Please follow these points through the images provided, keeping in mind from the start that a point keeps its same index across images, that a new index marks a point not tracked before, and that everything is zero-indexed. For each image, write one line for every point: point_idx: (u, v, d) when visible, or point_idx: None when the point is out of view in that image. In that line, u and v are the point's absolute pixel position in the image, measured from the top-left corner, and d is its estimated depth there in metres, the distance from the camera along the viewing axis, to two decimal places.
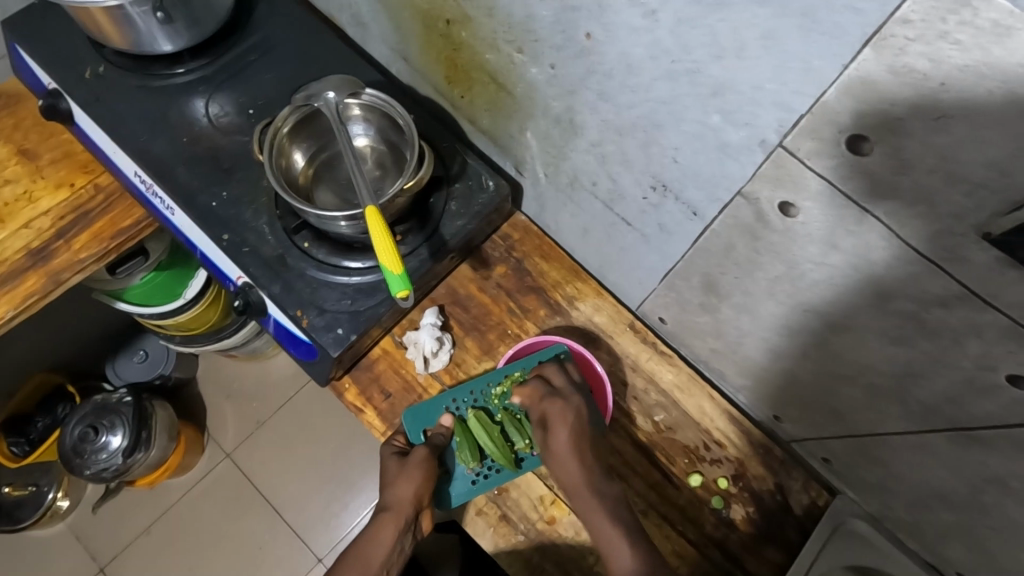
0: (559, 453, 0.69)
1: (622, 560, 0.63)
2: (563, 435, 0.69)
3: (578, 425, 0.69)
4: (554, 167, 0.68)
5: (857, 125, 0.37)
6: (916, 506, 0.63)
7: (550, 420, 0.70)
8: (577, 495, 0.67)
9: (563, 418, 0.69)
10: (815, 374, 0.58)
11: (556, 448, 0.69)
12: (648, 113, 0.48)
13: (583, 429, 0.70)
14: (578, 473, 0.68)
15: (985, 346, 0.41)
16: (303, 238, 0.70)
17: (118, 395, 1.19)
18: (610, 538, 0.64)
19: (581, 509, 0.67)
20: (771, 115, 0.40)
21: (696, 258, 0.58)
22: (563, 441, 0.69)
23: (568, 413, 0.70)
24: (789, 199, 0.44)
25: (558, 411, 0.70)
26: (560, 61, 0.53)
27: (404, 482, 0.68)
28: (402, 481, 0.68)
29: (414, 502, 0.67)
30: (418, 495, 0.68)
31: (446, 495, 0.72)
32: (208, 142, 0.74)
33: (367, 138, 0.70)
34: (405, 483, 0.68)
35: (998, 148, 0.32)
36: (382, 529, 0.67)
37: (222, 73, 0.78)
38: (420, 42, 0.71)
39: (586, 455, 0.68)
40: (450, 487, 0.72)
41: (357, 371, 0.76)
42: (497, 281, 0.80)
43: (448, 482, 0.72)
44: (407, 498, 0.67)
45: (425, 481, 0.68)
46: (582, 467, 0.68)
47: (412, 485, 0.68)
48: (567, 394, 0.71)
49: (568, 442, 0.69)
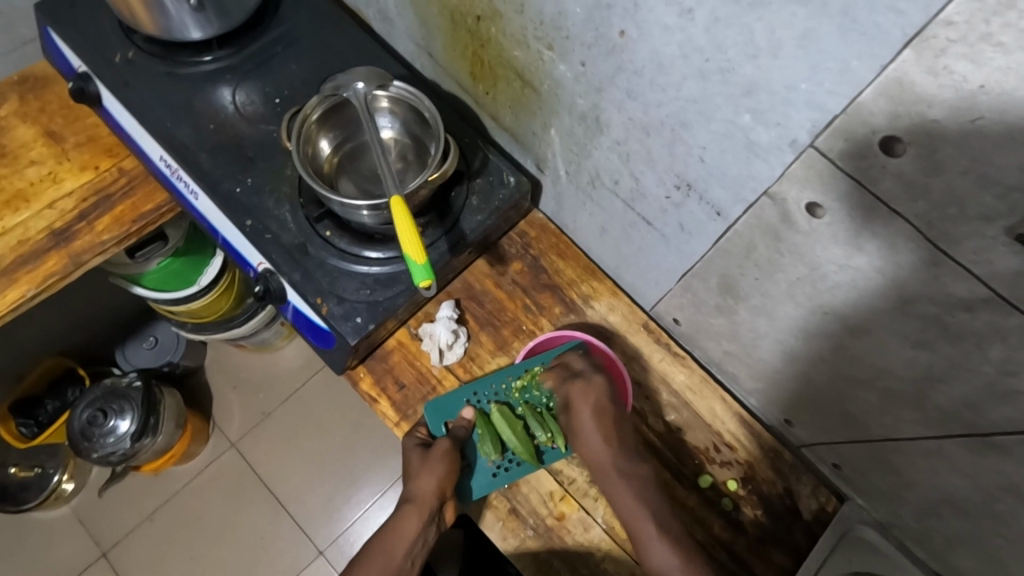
0: (584, 431, 0.71)
1: (648, 536, 0.65)
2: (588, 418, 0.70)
3: (600, 404, 0.71)
4: (576, 165, 0.68)
5: (890, 127, 0.37)
6: (927, 514, 0.63)
7: (571, 400, 0.72)
8: (602, 476, 0.69)
9: (585, 398, 0.71)
10: (830, 378, 0.59)
11: (581, 427, 0.71)
12: (677, 111, 0.49)
13: (606, 408, 0.71)
14: (602, 451, 0.70)
15: (1008, 351, 0.41)
16: (325, 226, 0.71)
17: (127, 380, 1.20)
18: (636, 516, 0.67)
19: (606, 488, 0.69)
20: (804, 115, 0.41)
21: (716, 259, 0.58)
22: (586, 419, 0.70)
23: (591, 393, 0.71)
24: (815, 200, 0.45)
25: (579, 391, 0.71)
26: (589, 59, 0.53)
27: (426, 475, 0.67)
28: (425, 473, 0.67)
29: (436, 495, 0.67)
30: (441, 488, 0.68)
31: (467, 488, 0.72)
32: (233, 129, 0.75)
33: (392, 131, 0.71)
34: (429, 476, 0.67)
35: None
36: (406, 522, 0.68)
37: (248, 62, 0.79)
38: (447, 37, 0.72)
39: (610, 435, 0.70)
40: (471, 480, 0.73)
41: (372, 362, 0.77)
42: (513, 277, 0.81)
43: (469, 475, 0.73)
44: (430, 491, 0.67)
45: (448, 474, 0.68)
46: (608, 446, 0.70)
47: (434, 478, 0.67)
48: (588, 375, 0.72)
49: (592, 419, 0.70)
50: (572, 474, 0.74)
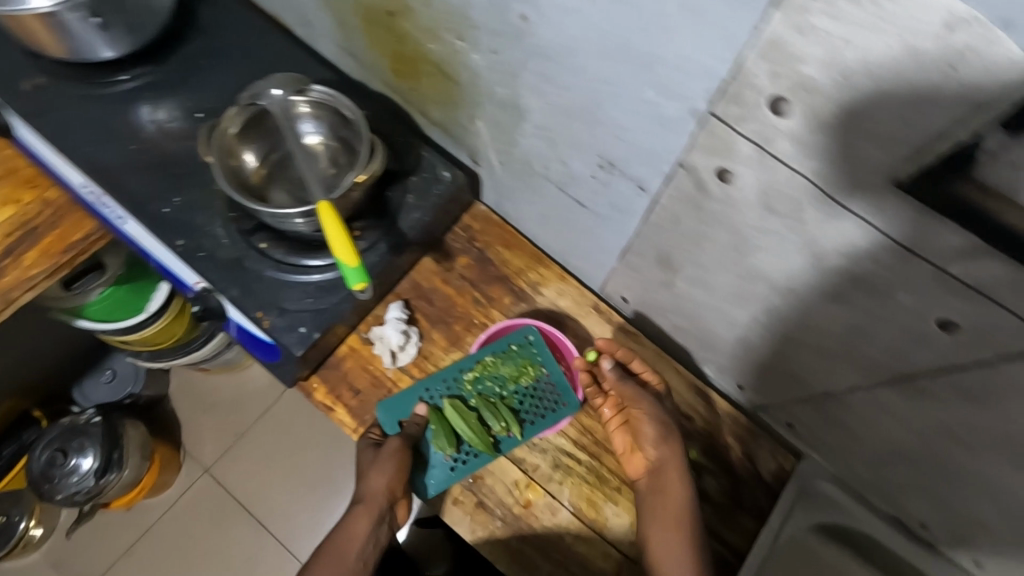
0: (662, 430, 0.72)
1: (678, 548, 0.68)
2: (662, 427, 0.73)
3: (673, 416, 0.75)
4: (507, 154, 0.68)
5: (775, 88, 0.36)
6: (875, 461, 0.65)
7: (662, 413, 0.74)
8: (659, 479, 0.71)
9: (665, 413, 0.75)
10: (769, 340, 0.60)
11: (664, 425, 0.73)
12: (589, 91, 0.49)
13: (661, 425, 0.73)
14: (666, 455, 0.72)
15: (915, 297, 0.42)
16: (259, 239, 0.69)
17: (86, 416, 1.17)
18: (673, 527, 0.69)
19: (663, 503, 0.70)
20: (698, 83, 0.40)
21: (649, 234, 0.59)
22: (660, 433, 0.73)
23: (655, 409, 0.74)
24: (723, 166, 0.44)
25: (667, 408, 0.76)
26: (500, 46, 0.53)
27: (375, 476, 0.68)
28: (374, 474, 0.68)
29: (385, 495, 0.68)
30: (391, 489, 0.68)
31: (423, 483, 0.72)
32: (157, 147, 0.73)
33: (318, 136, 0.69)
34: (377, 476, 0.68)
35: (893, 98, 0.32)
36: (357, 524, 0.69)
37: (167, 78, 0.77)
38: (366, 36, 0.71)
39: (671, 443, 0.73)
40: (427, 475, 0.72)
41: (325, 370, 0.76)
42: (460, 272, 0.81)
43: (423, 471, 0.72)
44: (379, 491, 0.68)
45: (397, 474, 0.69)
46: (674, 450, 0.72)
47: (384, 479, 0.68)
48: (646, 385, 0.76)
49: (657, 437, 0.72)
50: (536, 461, 0.74)
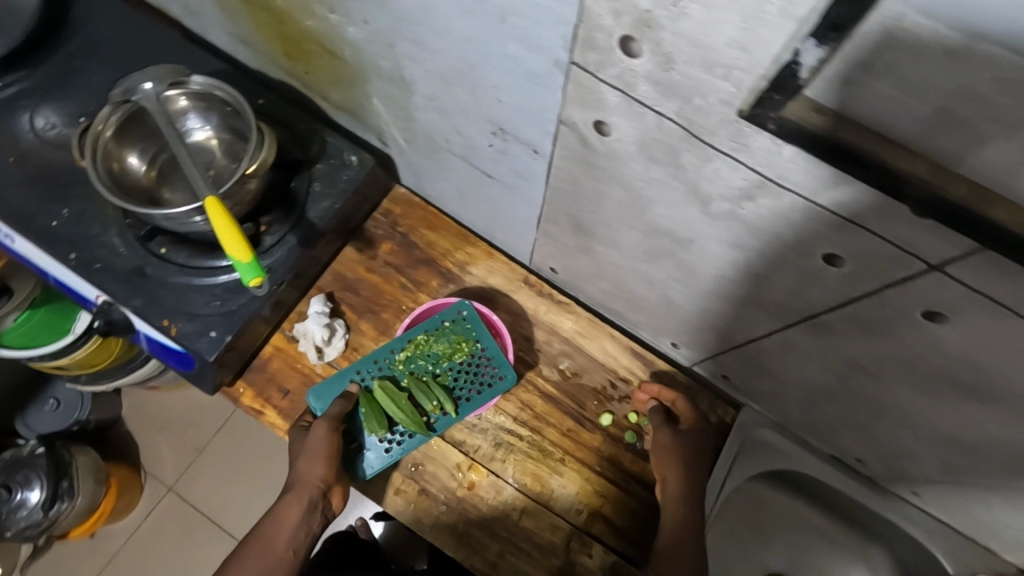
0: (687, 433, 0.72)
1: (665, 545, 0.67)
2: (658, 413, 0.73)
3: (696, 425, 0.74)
4: (410, 131, 0.66)
5: (621, 27, 0.34)
6: (804, 402, 0.66)
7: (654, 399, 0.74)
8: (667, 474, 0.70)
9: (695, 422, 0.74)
10: (687, 294, 0.60)
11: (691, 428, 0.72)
12: (461, 53, 0.47)
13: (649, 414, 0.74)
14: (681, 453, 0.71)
15: (800, 234, 0.42)
16: (158, 244, 0.66)
17: (28, 448, 1.13)
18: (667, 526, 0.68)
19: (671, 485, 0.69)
20: (556, 31, 0.37)
21: (555, 198, 0.58)
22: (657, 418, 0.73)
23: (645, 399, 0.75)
24: (598, 118, 0.42)
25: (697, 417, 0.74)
26: (369, 15, 0.50)
27: (307, 462, 0.64)
28: (306, 460, 0.64)
29: (318, 482, 0.64)
30: (325, 476, 0.64)
31: (359, 467, 0.69)
32: (38, 158, 0.69)
33: (209, 130, 0.66)
34: (308, 461, 0.64)
35: (730, 23, 0.30)
36: (287, 512, 0.64)
37: (44, 83, 0.72)
38: (251, 20, 0.68)
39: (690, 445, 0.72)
40: (361, 459, 0.70)
41: (250, 374, 0.73)
42: (385, 259, 0.79)
43: (358, 454, 0.70)
44: (309, 476, 0.64)
45: (330, 459, 0.65)
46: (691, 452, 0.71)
47: (317, 466, 0.64)
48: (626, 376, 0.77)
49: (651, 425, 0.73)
50: (477, 442, 0.73)
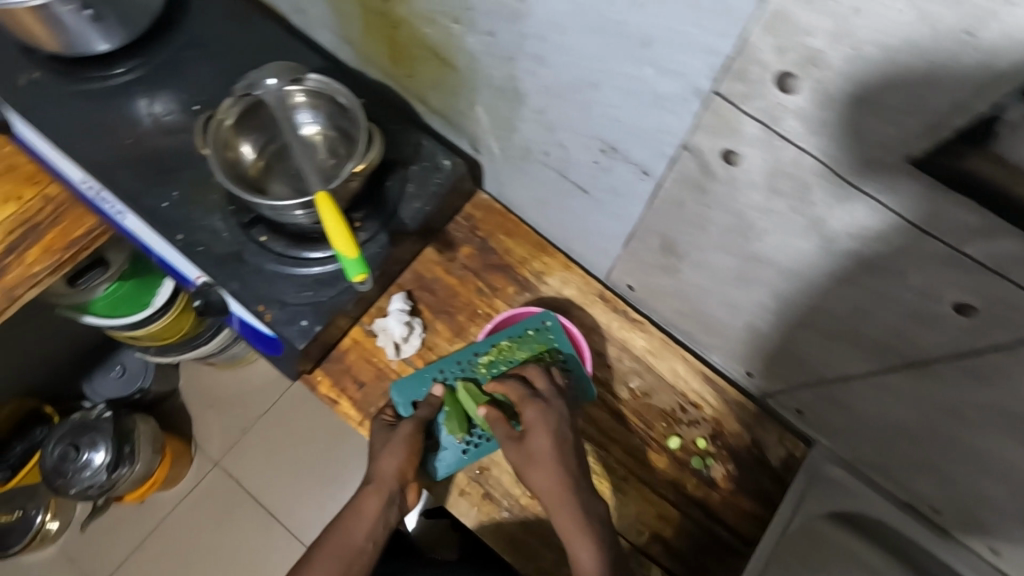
0: (541, 456, 0.64)
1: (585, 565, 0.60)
2: (512, 450, 0.66)
3: (560, 430, 0.66)
4: (507, 141, 0.67)
5: (781, 62, 0.35)
6: (884, 447, 0.64)
7: (529, 426, 0.65)
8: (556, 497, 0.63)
9: (548, 427, 0.65)
10: (776, 326, 0.59)
11: (539, 453, 0.64)
12: (583, 73, 0.47)
13: (568, 436, 0.66)
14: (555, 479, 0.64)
15: (927, 278, 0.41)
16: (259, 232, 0.69)
17: (96, 412, 1.17)
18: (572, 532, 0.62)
19: (569, 525, 0.62)
20: (701, 61, 0.38)
21: (651, 219, 0.58)
22: (545, 448, 0.64)
23: (551, 418, 0.66)
24: (729, 147, 0.43)
25: (541, 417, 0.65)
26: (494, 28, 0.51)
27: (387, 456, 0.66)
28: (385, 455, 0.66)
29: (397, 477, 0.65)
30: (402, 471, 0.65)
31: (434, 466, 0.71)
32: (152, 142, 0.72)
33: (316, 126, 0.68)
34: (389, 457, 0.66)
35: (912, 70, 0.30)
36: (365, 505, 0.65)
37: (161, 69, 0.75)
38: (362, 23, 0.70)
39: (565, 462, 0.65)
40: (438, 458, 0.71)
41: (328, 364, 0.76)
42: (463, 262, 0.80)
43: (435, 453, 0.71)
44: (390, 472, 0.65)
45: (409, 458, 0.66)
46: (562, 469, 0.64)
47: (396, 461, 0.66)
48: (548, 398, 0.67)
49: (552, 448, 0.65)
50: None
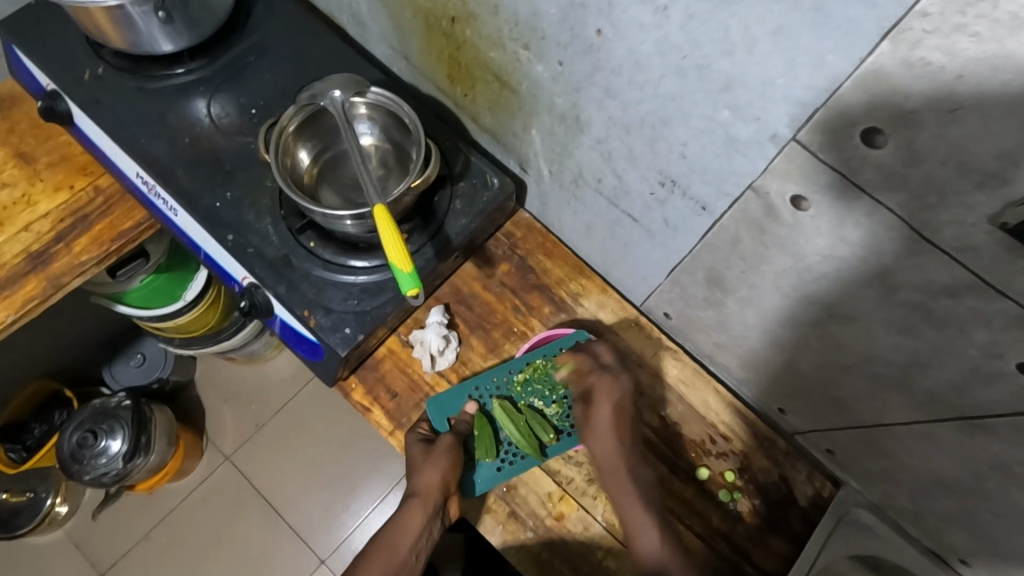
0: (598, 427, 0.71)
1: (647, 539, 0.66)
2: (579, 408, 0.73)
3: (623, 403, 0.72)
4: (559, 165, 0.68)
5: (869, 119, 0.38)
6: (921, 495, 0.64)
7: (594, 393, 0.72)
8: (608, 471, 0.70)
9: (609, 394, 0.71)
10: (820, 367, 0.59)
11: (596, 422, 0.71)
12: (656, 108, 0.49)
13: (626, 408, 0.72)
14: (614, 451, 0.70)
15: (993, 335, 0.42)
16: (308, 237, 0.70)
17: (116, 399, 1.18)
18: (638, 518, 0.67)
19: (611, 486, 0.70)
20: (783, 109, 0.41)
21: (702, 253, 0.58)
22: (605, 416, 0.71)
23: (615, 390, 0.72)
24: (798, 192, 0.45)
25: (605, 386, 0.72)
26: (567, 58, 0.53)
27: (430, 469, 0.68)
28: (427, 468, 0.68)
29: (440, 488, 0.68)
30: (445, 481, 0.68)
31: (471, 483, 0.73)
32: (209, 142, 0.74)
33: (371, 137, 0.70)
34: (432, 470, 0.68)
35: (1010, 138, 0.33)
36: (411, 517, 0.68)
37: (222, 73, 0.77)
38: (422, 41, 0.71)
39: (623, 435, 0.71)
40: (474, 474, 0.73)
41: (363, 371, 0.76)
42: (501, 279, 0.80)
43: (472, 470, 0.73)
44: (435, 486, 0.68)
45: (451, 467, 0.69)
46: (619, 445, 0.70)
47: (438, 472, 0.69)
48: (615, 370, 0.73)
49: (610, 418, 0.71)
50: (570, 473, 0.74)
